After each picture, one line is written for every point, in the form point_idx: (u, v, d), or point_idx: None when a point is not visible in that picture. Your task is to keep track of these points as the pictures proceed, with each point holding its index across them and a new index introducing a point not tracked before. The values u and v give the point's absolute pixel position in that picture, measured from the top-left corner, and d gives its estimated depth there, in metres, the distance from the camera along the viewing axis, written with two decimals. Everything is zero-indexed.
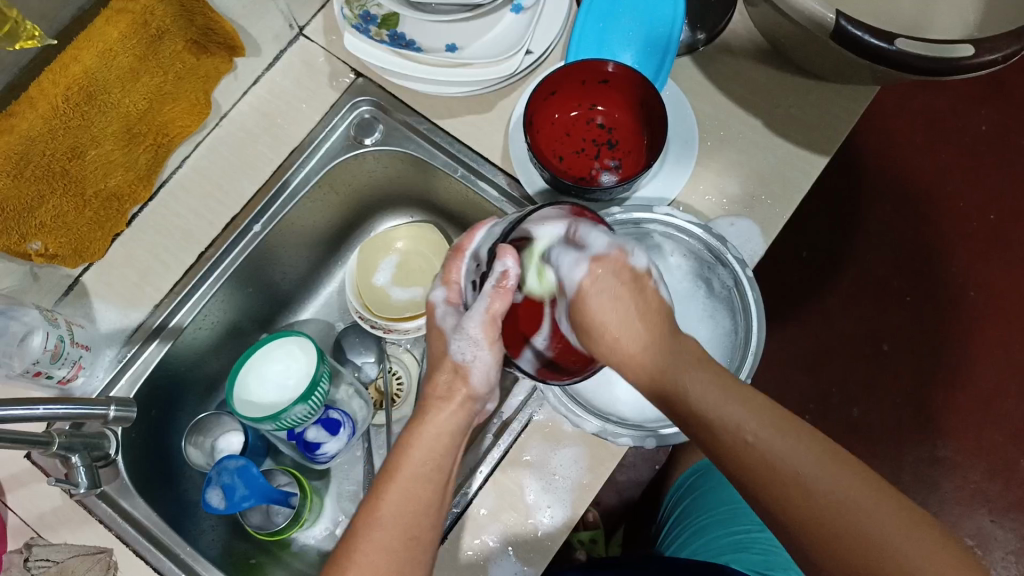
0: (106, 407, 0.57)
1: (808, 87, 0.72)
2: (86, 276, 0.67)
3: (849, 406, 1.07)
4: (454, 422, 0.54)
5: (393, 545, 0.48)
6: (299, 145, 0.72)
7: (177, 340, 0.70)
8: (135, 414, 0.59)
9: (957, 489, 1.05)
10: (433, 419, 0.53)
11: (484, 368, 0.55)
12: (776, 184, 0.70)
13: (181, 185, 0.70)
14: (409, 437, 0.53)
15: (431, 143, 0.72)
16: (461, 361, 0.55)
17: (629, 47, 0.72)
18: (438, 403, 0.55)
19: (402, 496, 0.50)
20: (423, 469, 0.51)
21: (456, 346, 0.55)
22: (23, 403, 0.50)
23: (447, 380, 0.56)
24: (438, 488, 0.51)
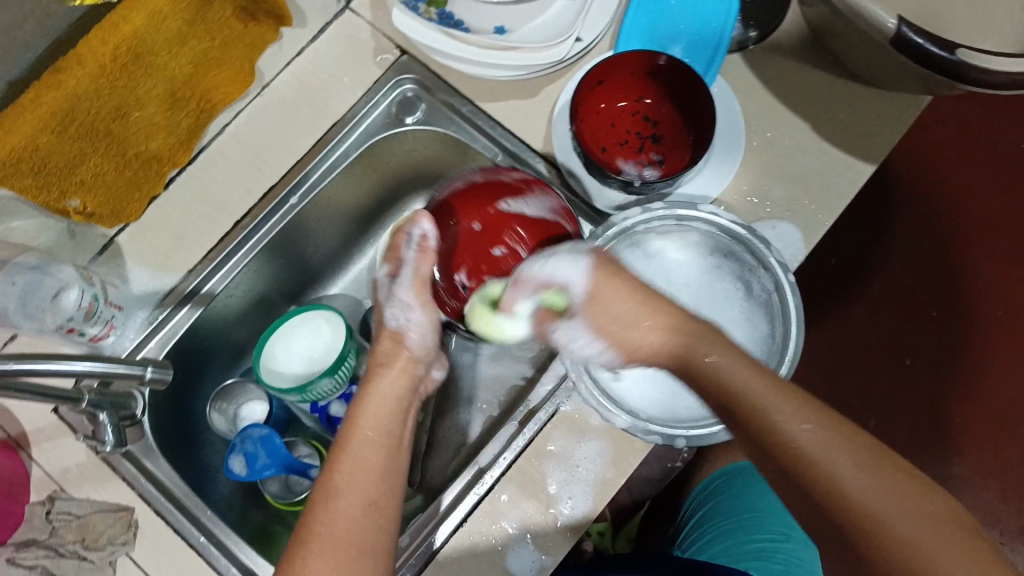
0: (144, 368, 0.56)
1: (859, 93, 0.71)
2: (122, 237, 0.67)
3: (870, 418, 1.06)
4: (399, 386, 0.59)
5: (354, 515, 0.50)
6: (340, 119, 0.71)
7: (208, 306, 0.70)
8: (171, 377, 0.58)
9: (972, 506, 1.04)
10: (377, 392, 0.58)
11: (419, 330, 0.61)
12: (820, 190, 0.69)
13: (220, 151, 0.70)
14: (356, 411, 0.57)
15: (473, 126, 0.72)
16: (394, 327, 0.62)
17: (678, 40, 0.71)
18: (380, 369, 0.60)
19: (354, 467, 0.52)
20: (375, 436, 0.55)
21: (390, 313, 0.62)
22: (61, 359, 0.49)
23: (386, 348, 0.61)
24: (391, 450, 0.55)
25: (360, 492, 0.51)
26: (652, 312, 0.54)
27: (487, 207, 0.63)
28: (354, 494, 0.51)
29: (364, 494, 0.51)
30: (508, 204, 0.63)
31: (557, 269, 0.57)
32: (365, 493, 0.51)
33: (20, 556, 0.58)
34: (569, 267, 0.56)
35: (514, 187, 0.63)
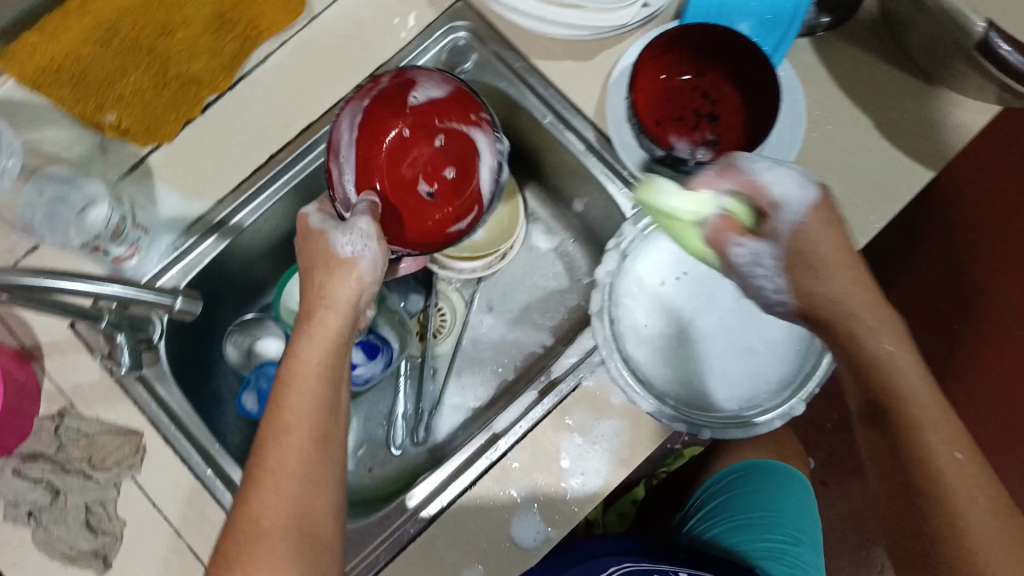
0: (173, 297, 0.55)
1: (929, 94, 0.67)
2: (154, 158, 0.65)
3: None
4: (343, 319, 0.55)
5: (302, 449, 0.50)
6: (388, 61, 0.69)
7: (236, 238, 0.68)
8: (198, 310, 0.57)
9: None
10: (316, 331, 0.54)
11: (375, 255, 0.56)
12: (876, 191, 0.66)
13: (261, 79, 0.67)
14: (296, 347, 0.54)
15: (524, 83, 0.70)
16: (348, 254, 0.56)
17: (747, 16, 0.68)
18: (323, 307, 0.55)
19: (301, 400, 0.51)
20: (318, 369, 0.53)
21: (344, 240, 0.56)
22: (90, 278, 0.48)
23: (341, 278, 0.55)
24: (333, 380, 0.53)
25: (308, 426, 0.51)
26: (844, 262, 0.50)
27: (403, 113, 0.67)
28: (303, 428, 0.51)
29: (313, 428, 0.51)
30: (416, 96, 0.66)
31: (778, 180, 0.52)
32: (315, 427, 0.51)
33: (27, 468, 0.59)
34: (794, 189, 0.52)
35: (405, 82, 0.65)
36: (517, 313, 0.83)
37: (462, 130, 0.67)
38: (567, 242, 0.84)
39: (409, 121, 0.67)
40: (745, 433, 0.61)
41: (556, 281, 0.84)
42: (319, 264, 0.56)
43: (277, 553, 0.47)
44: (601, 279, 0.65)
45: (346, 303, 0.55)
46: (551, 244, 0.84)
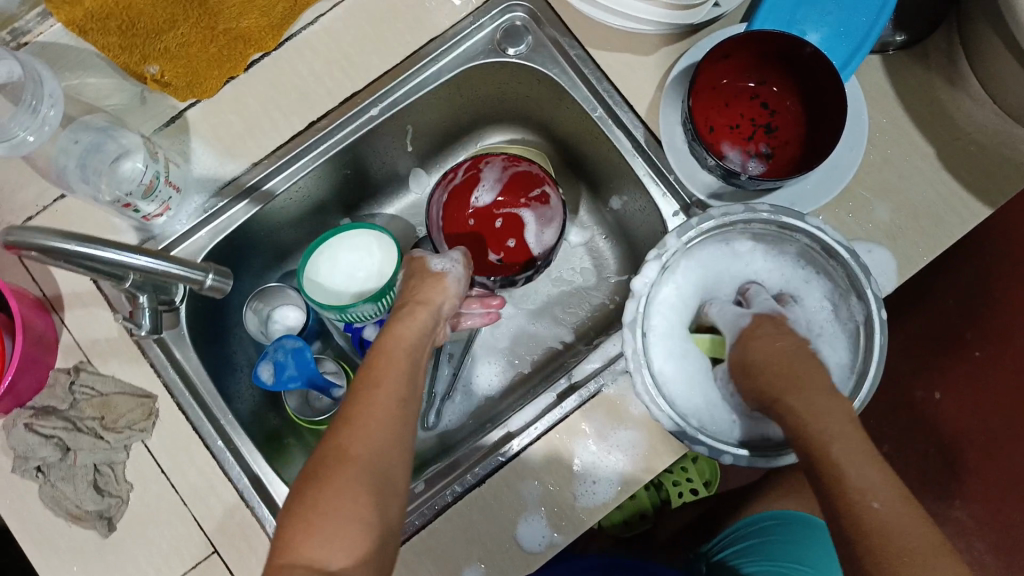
0: (205, 273, 0.54)
1: (996, 127, 0.65)
2: (191, 112, 0.63)
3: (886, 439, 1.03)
4: (429, 318, 0.56)
5: (389, 405, 0.48)
6: (441, 35, 0.66)
7: (267, 206, 0.66)
8: (229, 287, 0.57)
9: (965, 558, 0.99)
10: (408, 317, 0.55)
11: (460, 272, 0.62)
12: (928, 223, 0.64)
13: (309, 42, 0.65)
14: (392, 327, 0.55)
15: (578, 73, 0.67)
16: (440, 269, 0.61)
17: (819, 26, 0.65)
18: (417, 304, 0.57)
19: (392, 363, 0.51)
20: (408, 342, 0.53)
21: (438, 258, 0.62)
22: (125, 248, 0.47)
23: (431, 284, 0.59)
24: (416, 356, 0.53)
25: (395, 388, 0.50)
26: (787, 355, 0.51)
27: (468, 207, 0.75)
28: (391, 386, 0.49)
29: (398, 389, 0.49)
30: (478, 197, 0.75)
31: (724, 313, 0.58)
32: (400, 390, 0.50)
33: (38, 424, 0.56)
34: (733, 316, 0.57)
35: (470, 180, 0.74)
36: (540, 305, 0.81)
37: (516, 212, 0.75)
38: (598, 238, 0.82)
39: (469, 221, 0.75)
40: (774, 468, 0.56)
41: (583, 277, 0.82)
42: (414, 277, 0.61)
43: (361, 483, 0.44)
44: (639, 289, 0.60)
45: (439, 302, 0.58)
46: (581, 238, 0.82)
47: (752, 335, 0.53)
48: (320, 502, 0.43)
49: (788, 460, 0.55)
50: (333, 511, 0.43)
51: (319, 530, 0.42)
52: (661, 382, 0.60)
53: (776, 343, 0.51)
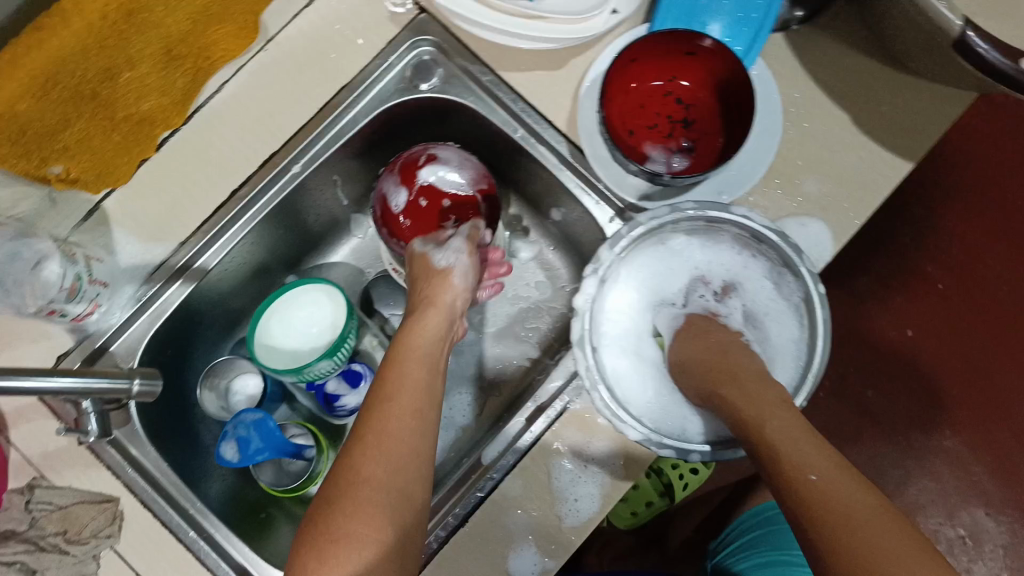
0: (131, 381, 0.56)
1: (908, 83, 0.66)
2: (108, 202, 0.62)
3: (866, 388, 1.05)
4: (439, 322, 0.60)
5: (402, 419, 0.51)
6: (350, 82, 0.65)
7: (201, 282, 0.65)
8: (159, 388, 0.59)
9: (961, 485, 1.03)
10: (422, 322, 0.59)
11: (464, 267, 0.64)
12: (857, 188, 0.65)
13: (217, 111, 0.64)
14: (405, 332, 0.59)
15: (493, 97, 0.67)
16: (443, 266, 0.64)
17: (719, 15, 0.66)
18: (423, 309, 0.61)
19: (403, 369, 0.54)
20: (418, 354, 0.56)
21: (438, 255, 0.65)
22: (46, 375, 0.47)
23: (435, 283, 0.63)
24: (427, 366, 0.56)
25: (408, 402, 0.52)
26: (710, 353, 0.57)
27: (398, 217, 0.70)
28: (404, 401, 0.52)
29: (411, 404, 0.52)
30: (394, 203, 0.70)
31: (662, 320, 0.63)
32: (413, 404, 0.52)
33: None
34: (668, 320, 0.63)
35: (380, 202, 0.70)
36: (501, 327, 0.81)
37: (426, 184, 0.69)
38: (546, 250, 0.81)
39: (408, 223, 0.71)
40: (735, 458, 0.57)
41: (538, 291, 0.81)
42: (420, 278, 0.64)
43: (376, 506, 0.46)
44: (581, 306, 0.61)
45: (447, 301, 0.61)
46: (530, 253, 0.82)
47: (689, 334, 0.61)
48: (336, 525, 0.45)
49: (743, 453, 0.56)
50: (348, 533, 0.45)
51: (333, 557, 0.44)
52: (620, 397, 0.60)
53: (710, 341, 0.59)
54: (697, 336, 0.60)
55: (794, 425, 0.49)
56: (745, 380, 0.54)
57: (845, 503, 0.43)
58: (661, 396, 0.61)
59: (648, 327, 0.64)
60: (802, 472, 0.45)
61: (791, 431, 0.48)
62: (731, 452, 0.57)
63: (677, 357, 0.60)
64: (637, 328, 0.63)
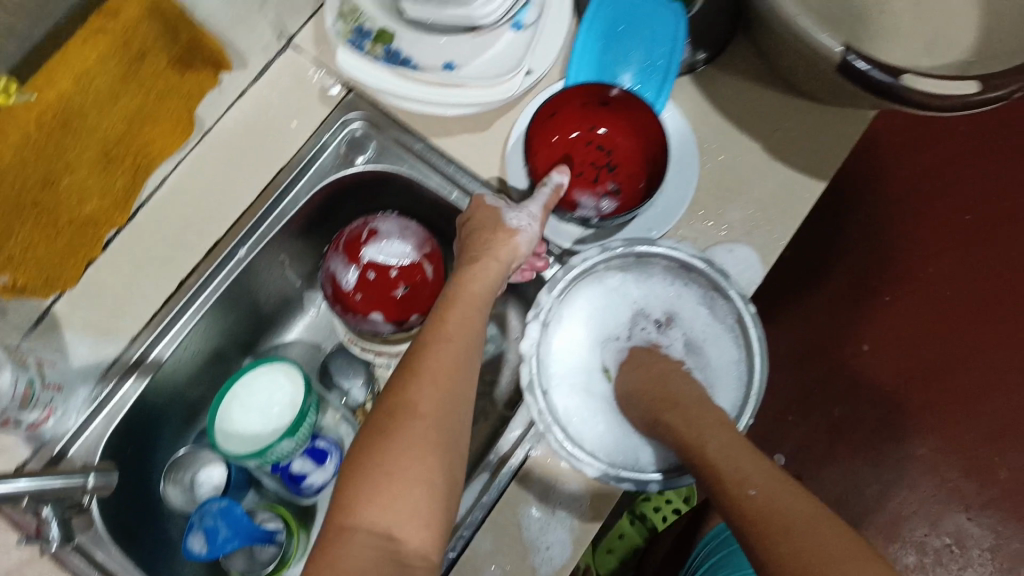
0: (84, 476, 0.58)
1: (812, 111, 0.71)
2: (57, 306, 0.61)
3: (831, 405, 1.09)
4: (494, 275, 0.57)
5: (447, 372, 0.51)
6: (288, 164, 0.68)
7: (156, 374, 0.65)
8: (115, 479, 0.60)
9: (927, 485, 1.06)
10: (474, 279, 0.57)
11: (533, 235, 0.60)
12: (778, 210, 0.69)
13: (159, 206, 0.65)
14: (455, 285, 0.57)
15: (427, 164, 0.70)
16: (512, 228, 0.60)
17: (628, 66, 0.70)
18: (478, 260, 0.58)
19: (456, 322, 0.54)
20: (468, 306, 0.55)
21: (510, 215, 0.60)
22: None
23: (498, 237, 0.59)
24: (476, 321, 0.54)
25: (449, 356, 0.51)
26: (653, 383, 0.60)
27: (352, 294, 0.71)
28: (445, 354, 0.51)
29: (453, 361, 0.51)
30: (346, 281, 0.71)
31: (608, 354, 0.66)
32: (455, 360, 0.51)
33: None
34: (614, 355, 0.66)
35: (331, 280, 0.71)
36: None
37: (369, 259, 0.70)
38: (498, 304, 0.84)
39: (361, 300, 0.71)
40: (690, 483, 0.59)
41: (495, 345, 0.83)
42: (477, 226, 0.61)
43: (407, 474, 0.46)
44: (526, 350, 0.62)
45: (505, 262, 0.58)
46: None
47: (634, 365, 0.64)
48: (388, 460, 0.47)
49: (691, 479, 0.57)
50: (400, 471, 0.46)
51: (381, 492, 0.46)
52: (577, 436, 0.62)
53: (654, 370, 0.62)
54: (642, 366, 0.63)
55: (733, 444, 0.52)
56: (687, 405, 0.56)
57: (782, 515, 0.46)
58: (615, 429, 0.63)
59: (597, 363, 0.66)
60: (743, 488, 0.48)
61: (728, 448, 0.52)
62: (684, 479, 0.58)
63: (626, 387, 0.63)
64: (585, 367, 0.66)
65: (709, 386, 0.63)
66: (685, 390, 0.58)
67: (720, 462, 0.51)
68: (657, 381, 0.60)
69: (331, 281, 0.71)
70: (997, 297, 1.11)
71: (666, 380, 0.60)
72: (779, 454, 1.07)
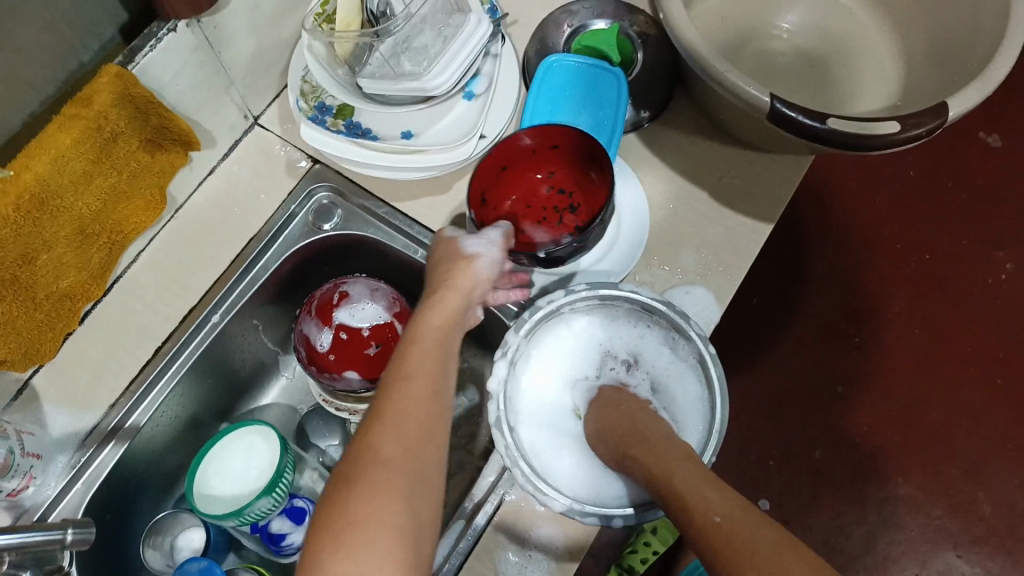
0: (63, 531, 0.56)
1: (752, 161, 0.75)
2: (35, 379, 0.64)
3: (812, 448, 1.10)
4: (459, 299, 0.58)
5: (420, 399, 0.49)
6: (258, 233, 0.72)
7: (134, 439, 0.67)
8: (94, 533, 0.59)
9: (913, 523, 1.06)
10: (440, 303, 0.57)
11: (493, 257, 0.61)
12: (728, 254, 0.72)
13: (135, 278, 0.69)
14: (421, 313, 0.56)
15: (391, 226, 0.73)
16: (472, 251, 0.61)
17: (578, 125, 0.74)
18: (443, 286, 0.58)
19: (426, 349, 0.53)
20: (436, 334, 0.54)
21: (468, 240, 0.62)
22: None
23: (459, 263, 0.60)
24: (444, 348, 0.54)
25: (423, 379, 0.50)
26: (621, 420, 0.62)
27: (326, 353, 0.73)
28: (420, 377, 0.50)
29: (427, 381, 0.50)
30: (319, 342, 0.73)
31: (576, 394, 0.69)
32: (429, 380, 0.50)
33: None
34: (583, 395, 0.68)
35: (306, 341, 0.74)
36: None
37: (340, 323, 0.73)
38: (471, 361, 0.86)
39: (335, 359, 0.73)
40: (661, 516, 0.60)
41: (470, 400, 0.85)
42: (443, 259, 0.62)
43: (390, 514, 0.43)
44: (495, 389, 0.64)
45: (469, 286, 0.59)
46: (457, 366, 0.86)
47: (602, 403, 0.66)
48: (352, 507, 0.43)
49: (661, 512, 0.58)
50: (365, 520, 0.42)
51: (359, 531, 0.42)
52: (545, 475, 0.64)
53: (622, 407, 0.64)
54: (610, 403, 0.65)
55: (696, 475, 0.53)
56: (654, 440, 0.58)
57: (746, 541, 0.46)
58: (585, 468, 0.65)
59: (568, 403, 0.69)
60: (708, 517, 0.49)
61: (693, 479, 0.53)
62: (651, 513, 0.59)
63: (595, 425, 0.65)
64: (555, 405, 0.68)
65: (676, 421, 0.66)
66: (651, 427, 0.60)
67: (682, 491, 0.53)
68: (625, 418, 0.62)
69: (305, 343, 0.74)
70: (963, 331, 1.14)
71: (634, 417, 0.62)
72: (764, 500, 1.08)
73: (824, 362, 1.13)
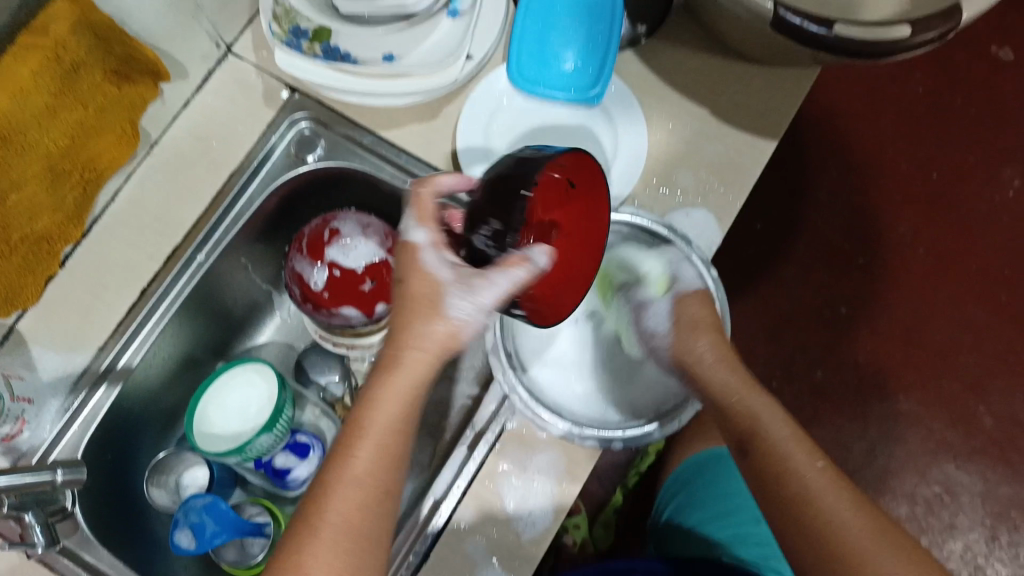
0: (53, 471, 0.57)
1: (753, 74, 0.71)
2: (22, 323, 0.63)
3: (814, 368, 1.09)
4: (426, 370, 0.49)
5: (364, 502, 0.48)
6: (239, 166, 0.69)
7: (127, 381, 0.67)
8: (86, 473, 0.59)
9: (914, 438, 1.07)
10: (397, 380, 0.49)
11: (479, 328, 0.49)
12: (728, 172, 0.69)
13: (115, 219, 0.67)
14: (371, 391, 0.49)
15: (378, 156, 0.70)
16: (457, 317, 0.49)
17: (570, 44, 0.69)
18: (410, 351, 0.49)
19: (375, 451, 0.48)
20: (393, 423, 0.49)
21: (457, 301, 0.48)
22: None
23: (435, 333, 0.49)
24: (403, 438, 0.50)
25: (371, 481, 0.48)
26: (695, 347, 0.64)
27: (320, 291, 0.71)
28: (362, 485, 0.48)
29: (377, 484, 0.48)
30: (313, 282, 0.71)
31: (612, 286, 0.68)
32: (378, 483, 0.48)
33: None
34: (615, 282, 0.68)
35: (298, 280, 0.71)
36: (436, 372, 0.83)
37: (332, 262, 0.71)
38: None
39: (330, 297, 0.71)
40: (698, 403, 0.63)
41: None
42: (407, 298, 0.50)
43: None
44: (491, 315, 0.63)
45: (436, 351, 0.49)
46: None
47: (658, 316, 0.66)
48: None
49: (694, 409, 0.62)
50: None
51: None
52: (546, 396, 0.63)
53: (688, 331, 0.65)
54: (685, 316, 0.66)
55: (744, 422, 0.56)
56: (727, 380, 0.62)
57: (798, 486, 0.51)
58: (592, 392, 0.65)
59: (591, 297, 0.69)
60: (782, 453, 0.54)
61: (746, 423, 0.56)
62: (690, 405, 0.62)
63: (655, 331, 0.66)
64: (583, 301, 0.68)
65: None
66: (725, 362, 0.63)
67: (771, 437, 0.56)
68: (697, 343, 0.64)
69: (297, 282, 0.71)
70: (970, 247, 1.12)
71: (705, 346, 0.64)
72: None
73: (826, 283, 1.11)
